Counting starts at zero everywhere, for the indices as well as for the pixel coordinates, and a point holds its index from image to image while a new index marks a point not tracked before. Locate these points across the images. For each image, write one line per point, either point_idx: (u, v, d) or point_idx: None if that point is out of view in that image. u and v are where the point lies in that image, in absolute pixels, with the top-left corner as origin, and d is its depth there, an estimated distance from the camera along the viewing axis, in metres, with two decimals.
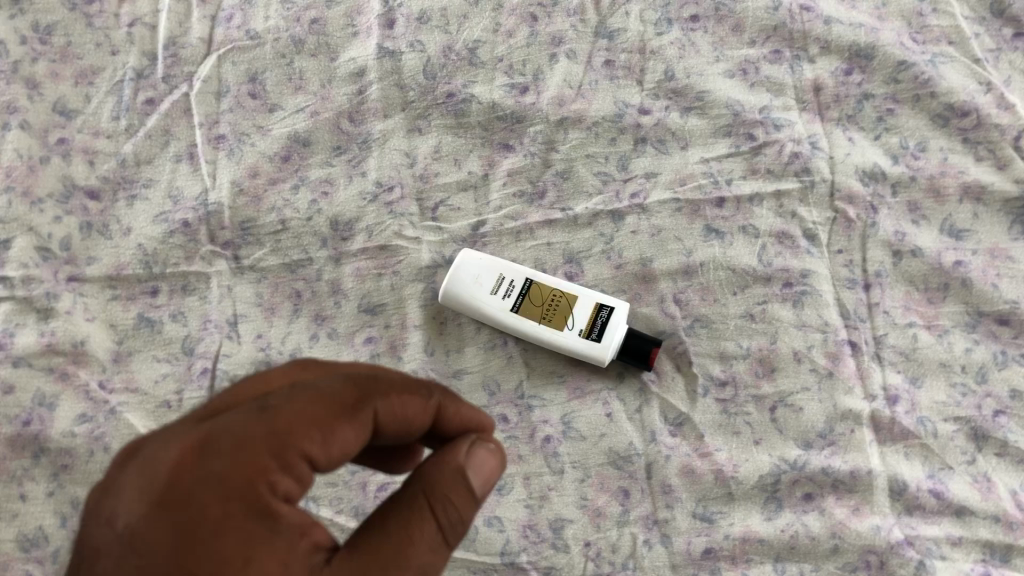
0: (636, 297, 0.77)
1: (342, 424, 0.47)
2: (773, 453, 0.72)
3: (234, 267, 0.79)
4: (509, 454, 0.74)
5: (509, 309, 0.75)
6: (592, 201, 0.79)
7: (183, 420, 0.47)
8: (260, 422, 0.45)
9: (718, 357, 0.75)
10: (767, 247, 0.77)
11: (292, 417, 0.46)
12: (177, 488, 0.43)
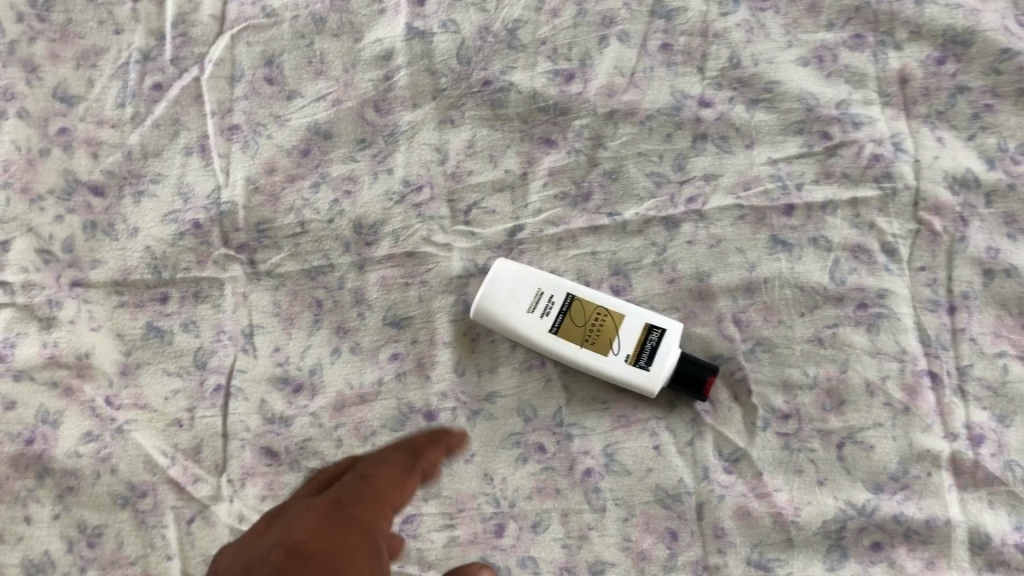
0: (690, 315, 0.69)
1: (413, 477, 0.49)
2: (839, 496, 0.65)
3: (249, 272, 0.73)
4: (546, 487, 0.68)
5: (547, 330, 0.68)
6: (643, 206, 0.71)
7: (292, 504, 0.48)
8: (363, 487, 0.47)
9: (781, 386, 0.67)
10: (839, 262, 0.68)
11: (385, 477, 0.48)
12: (319, 528, 0.43)
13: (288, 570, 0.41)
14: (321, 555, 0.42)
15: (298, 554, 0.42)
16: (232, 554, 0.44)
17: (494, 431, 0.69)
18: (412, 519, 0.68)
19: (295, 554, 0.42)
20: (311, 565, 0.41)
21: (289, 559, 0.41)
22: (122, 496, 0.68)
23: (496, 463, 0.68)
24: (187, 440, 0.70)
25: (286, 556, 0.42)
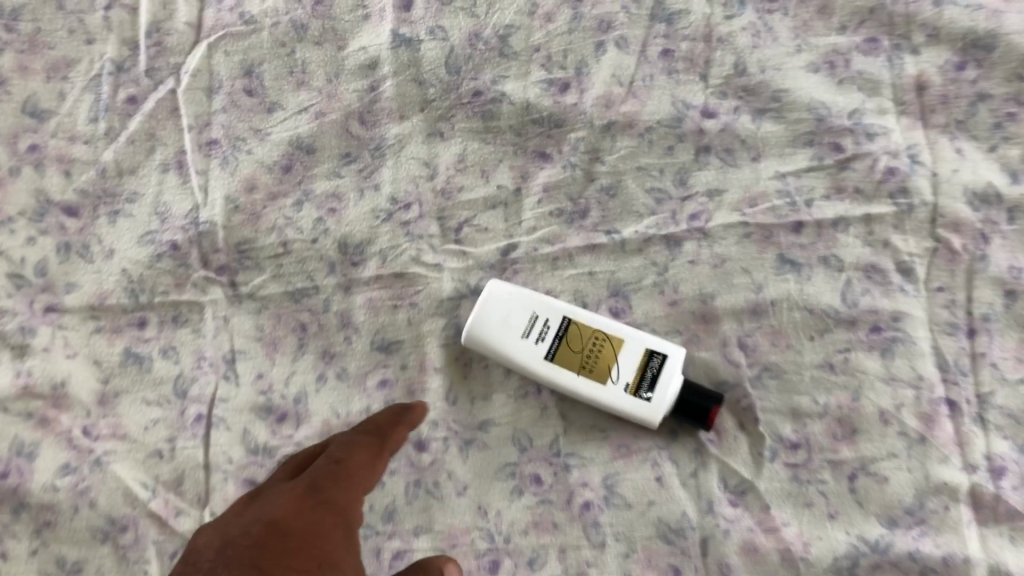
0: (693, 339, 0.65)
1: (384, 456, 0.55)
2: (851, 531, 0.61)
3: (231, 295, 0.69)
4: (542, 521, 0.64)
5: (543, 357, 0.64)
6: (642, 224, 0.67)
7: (267, 490, 0.53)
8: (338, 468, 0.53)
9: (790, 415, 0.64)
10: (852, 283, 0.64)
11: (359, 459, 0.54)
12: (296, 509, 0.49)
13: (264, 543, 0.47)
14: (295, 532, 0.48)
15: (275, 533, 0.48)
16: (213, 530, 0.50)
17: (488, 462, 0.66)
18: (402, 555, 0.64)
19: (271, 531, 0.48)
20: (287, 540, 0.47)
21: (271, 527, 0.48)
22: (102, 531, 0.64)
23: (489, 496, 0.65)
24: (167, 471, 0.66)
25: (269, 527, 0.48)
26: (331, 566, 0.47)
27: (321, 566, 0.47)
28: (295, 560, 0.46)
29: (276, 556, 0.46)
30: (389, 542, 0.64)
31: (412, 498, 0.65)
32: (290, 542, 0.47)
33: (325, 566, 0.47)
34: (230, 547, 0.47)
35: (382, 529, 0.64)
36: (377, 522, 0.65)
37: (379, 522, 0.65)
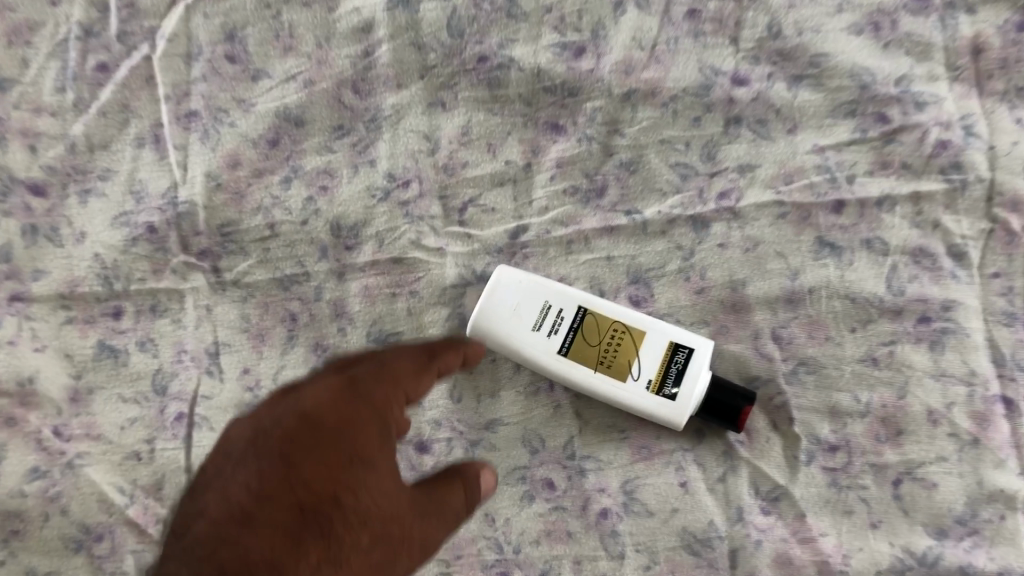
0: (722, 330, 0.60)
1: (430, 371, 0.51)
2: (896, 542, 0.56)
3: (213, 282, 0.63)
4: (556, 529, 0.59)
5: (556, 352, 0.58)
6: (665, 204, 0.61)
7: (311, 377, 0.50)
8: (378, 373, 0.48)
9: (829, 413, 0.58)
10: (898, 269, 0.58)
11: (403, 368, 0.49)
12: (332, 403, 0.45)
13: (297, 437, 0.43)
14: (324, 434, 0.43)
15: (306, 426, 0.44)
16: (249, 420, 0.47)
17: (496, 464, 0.60)
18: None
19: (305, 423, 0.44)
20: (314, 442, 0.43)
21: (302, 424, 0.44)
22: (76, 540, 0.59)
23: (498, 503, 0.60)
24: (146, 475, 0.60)
25: (302, 421, 0.44)
26: (364, 466, 0.43)
27: (350, 464, 0.43)
28: (324, 464, 0.42)
29: (302, 461, 0.42)
30: None
31: None
32: (317, 445, 0.43)
33: (356, 465, 0.43)
34: (258, 441, 0.44)
35: None
36: None
37: None
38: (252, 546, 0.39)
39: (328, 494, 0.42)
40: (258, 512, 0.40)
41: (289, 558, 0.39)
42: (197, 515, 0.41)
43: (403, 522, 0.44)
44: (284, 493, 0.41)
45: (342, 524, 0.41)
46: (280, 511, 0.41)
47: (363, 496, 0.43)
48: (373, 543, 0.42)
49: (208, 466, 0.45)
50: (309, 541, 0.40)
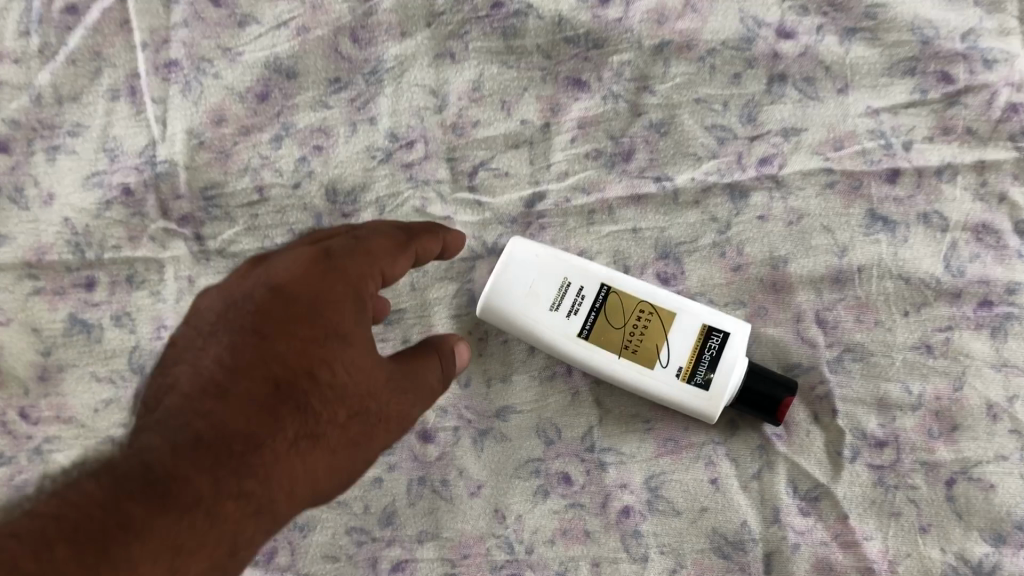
0: (759, 312, 0.54)
1: (407, 252, 0.46)
2: (947, 548, 0.50)
3: (196, 251, 0.57)
4: (573, 528, 0.53)
5: (576, 335, 0.52)
6: (699, 170, 0.55)
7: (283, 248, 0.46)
8: (354, 244, 0.44)
9: (877, 405, 0.52)
10: (957, 247, 0.52)
11: (377, 245, 0.45)
12: (303, 275, 0.42)
13: (269, 311, 0.41)
14: (295, 307, 0.41)
15: (279, 300, 0.41)
16: (216, 290, 0.44)
17: (507, 456, 0.55)
18: (403, 566, 0.54)
19: (276, 298, 0.41)
20: (287, 318, 0.41)
21: (274, 296, 0.41)
22: None
23: (509, 498, 0.54)
24: None
25: (272, 295, 0.41)
26: (343, 342, 0.41)
27: (326, 340, 0.41)
28: (297, 339, 0.40)
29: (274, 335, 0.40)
30: (389, 550, 0.54)
31: (415, 498, 0.55)
32: (290, 319, 0.41)
33: (332, 340, 0.41)
34: (229, 313, 0.42)
35: (379, 535, 0.54)
36: (375, 526, 0.55)
37: (377, 526, 0.55)
38: (228, 416, 0.38)
39: (304, 371, 0.40)
40: (233, 387, 0.39)
41: (265, 434, 0.38)
42: (170, 383, 0.40)
43: (379, 398, 0.41)
44: (259, 367, 0.39)
45: (318, 401, 0.40)
46: (254, 385, 0.39)
47: (340, 371, 0.40)
48: (350, 420, 0.40)
49: (179, 335, 0.43)
50: (285, 415, 0.39)
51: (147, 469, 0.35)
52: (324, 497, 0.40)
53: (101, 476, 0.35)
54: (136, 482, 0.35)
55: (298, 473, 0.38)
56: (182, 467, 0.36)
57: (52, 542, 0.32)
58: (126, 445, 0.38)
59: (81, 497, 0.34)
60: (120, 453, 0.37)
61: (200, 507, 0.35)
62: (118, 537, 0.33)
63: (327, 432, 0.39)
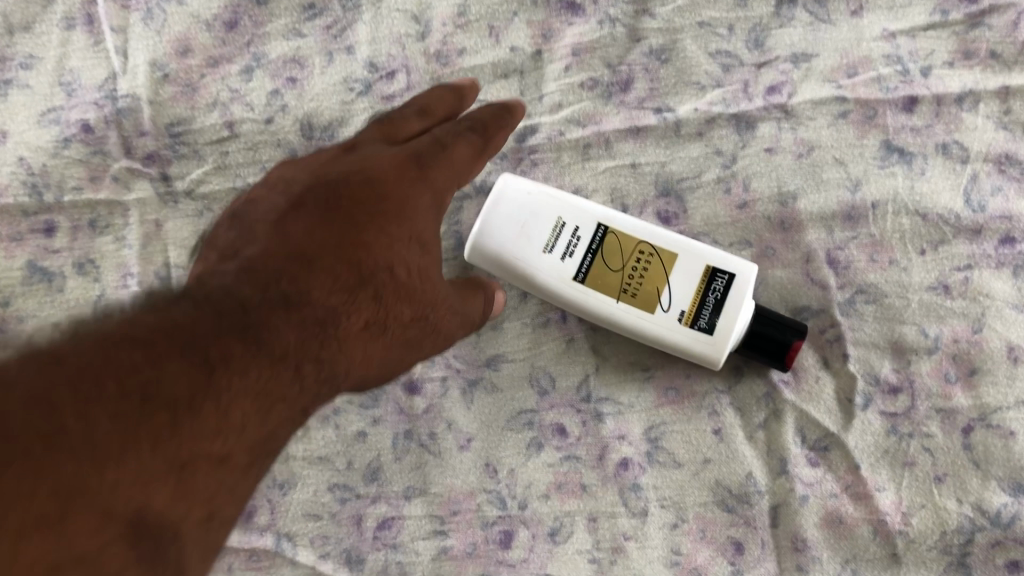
0: (767, 252, 0.51)
1: (484, 158, 0.44)
2: (965, 499, 0.47)
3: (162, 192, 0.53)
4: (568, 482, 0.50)
5: (571, 278, 0.49)
6: (703, 99, 0.52)
7: (371, 133, 0.45)
8: (442, 148, 0.43)
9: (890, 349, 0.49)
10: (979, 180, 0.49)
11: (460, 157, 0.43)
12: (395, 175, 0.41)
13: (358, 197, 0.39)
14: (386, 203, 0.40)
15: (371, 191, 0.40)
16: (305, 167, 0.43)
17: (498, 407, 0.52)
18: (390, 524, 0.51)
19: (368, 187, 0.40)
20: (375, 212, 0.39)
21: (364, 184, 0.40)
22: None
23: (500, 451, 0.51)
24: None
25: (364, 182, 0.40)
26: (420, 247, 0.41)
27: (409, 243, 0.40)
28: (383, 231, 0.39)
29: (362, 223, 0.39)
30: (373, 507, 0.51)
31: (401, 453, 0.51)
32: (378, 210, 0.39)
33: (413, 244, 0.40)
34: (319, 191, 0.40)
35: (364, 491, 0.51)
36: (359, 482, 0.51)
37: (361, 482, 0.51)
38: (317, 286, 0.36)
39: (385, 265, 0.39)
40: (318, 261, 0.37)
41: (346, 311, 0.37)
42: (254, 240, 0.38)
43: (438, 311, 0.42)
44: (345, 250, 0.38)
45: (390, 295, 0.39)
46: (339, 266, 0.37)
47: (413, 275, 0.40)
48: (411, 321, 0.41)
49: (262, 199, 0.41)
50: (365, 299, 0.38)
51: (246, 312, 0.33)
52: (364, 380, 0.40)
53: (200, 306, 0.32)
54: (236, 322, 0.32)
55: (361, 356, 0.38)
56: (274, 321, 0.34)
57: (163, 359, 0.29)
58: (210, 279, 0.35)
59: (183, 322, 0.31)
60: (210, 285, 0.34)
61: (288, 361, 0.34)
62: (221, 371, 0.31)
63: (392, 329, 0.39)
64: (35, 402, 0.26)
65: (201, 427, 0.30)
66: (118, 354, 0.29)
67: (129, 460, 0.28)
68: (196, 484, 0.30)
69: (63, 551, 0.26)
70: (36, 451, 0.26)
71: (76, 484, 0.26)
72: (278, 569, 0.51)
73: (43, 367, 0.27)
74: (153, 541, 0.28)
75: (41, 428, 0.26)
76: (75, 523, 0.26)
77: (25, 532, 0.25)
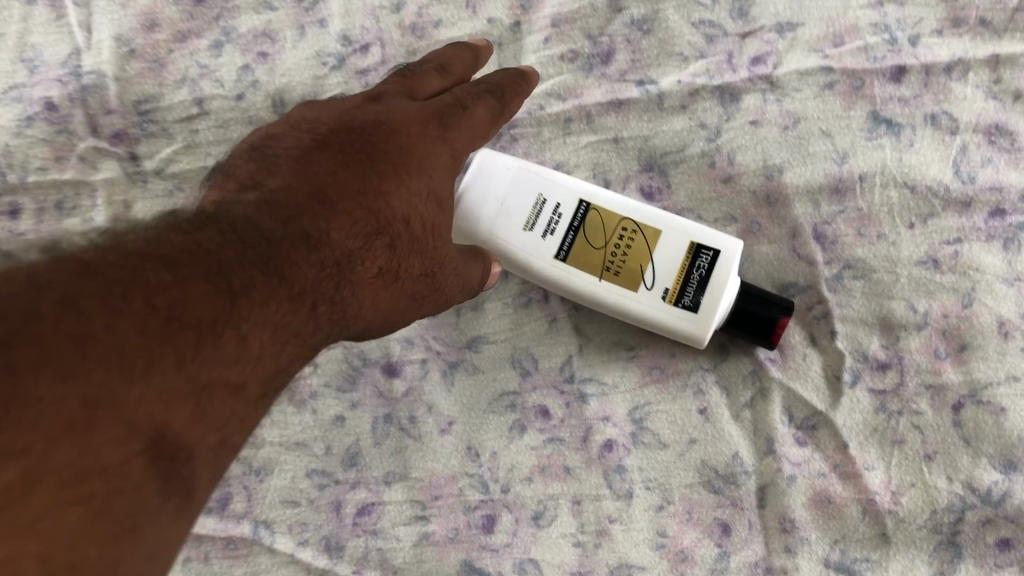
0: (752, 227, 0.50)
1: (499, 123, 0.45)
2: (955, 477, 0.46)
3: (131, 172, 0.51)
4: (552, 465, 0.49)
5: (553, 256, 0.47)
6: (686, 71, 0.50)
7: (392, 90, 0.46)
8: (461, 113, 0.43)
9: (879, 325, 0.48)
10: (968, 151, 0.48)
11: (479, 119, 0.44)
12: (417, 134, 0.42)
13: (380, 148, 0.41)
14: (406, 156, 0.41)
15: (393, 144, 0.41)
16: (328, 111, 0.44)
17: (479, 389, 0.50)
18: (370, 510, 0.49)
19: (391, 140, 0.41)
20: (397, 162, 0.40)
21: (388, 137, 0.41)
22: None
23: (482, 434, 0.50)
24: None
25: (388, 135, 0.41)
26: (435, 204, 0.42)
27: (427, 199, 0.41)
28: (403, 181, 0.40)
29: (383, 174, 0.40)
30: (353, 493, 0.50)
31: (380, 437, 0.50)
32: (399, 162, 0.40)
33: (429, 199, 0.41)
34: (344, 137, 0.41)
35: (343, 477, 0.50)
36: (337, 468, 0.50)
37: (340, 468, 0.50)
38: (336, 226, 0.37)
39: (402, 216, 0.40)
40: (338, 202, 0.38)
41: (361, 256, 0.38)
42: (275, 172, 0.38)
43: (446, 269, 0.42)
44: (366, 195, 0.39)
45: (403, 247, 0.40)
46: (359, 211, 0.38)
47: (427, 230, 0.41)
48: (419, 276, 0.41)
49: (283, 136, 0.42)
50: (380, 245, 0.39)
51: (269, 245, 0.34)
52: (366, 332, 0.41)
53: (224, 234, 0.33)
54: (259, 254, 0.33)
55: (369, 302, 0.39)
56: (296, 257, 0.34)
57: (187, 281, 0.30)
58: (230, 207, 0.36)
59: (207, 248, 0.32)
60: (233, 213, 0.35)
61: (305, 297, 0.34)
62: (243, 300, 0.31)
63: (401, 281, 0.40)
64: (67, 308, 0.26)
65: (221, 352, 0.30)
66: (143, 273, 0.29)
67: (154, 375, 0.28)
68: (214, 409, 0.30)
69: (90, 460, 0.25)
70: (68, 357, 0.26)
71: (105, 396, 0.26)
72: (257, 557, 0.49)
73: (74, 276, 0.28)
74: (168, 457, 0.28)
75: (75, 332, 0.26)
76: (103, 432, 0.26)
77: (55, 438, 0.25)
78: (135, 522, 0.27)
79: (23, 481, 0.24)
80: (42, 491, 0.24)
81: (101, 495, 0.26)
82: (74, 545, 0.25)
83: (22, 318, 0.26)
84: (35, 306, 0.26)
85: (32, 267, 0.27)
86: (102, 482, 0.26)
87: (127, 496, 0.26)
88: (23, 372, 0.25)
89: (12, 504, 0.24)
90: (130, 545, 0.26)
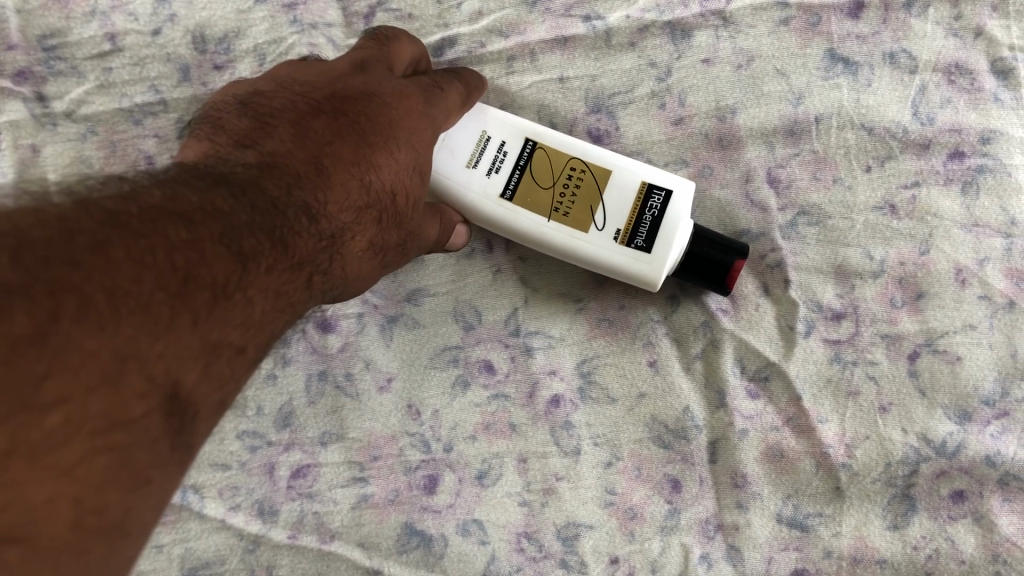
0: (704, 171, 0.47)
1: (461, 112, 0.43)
2: (910, 428, 0.45)
3: (38, 113, 0.47)
4: (496, 422, 0.47)
5: (497, 195, 0.44)
6: (636, 6, 0.48)
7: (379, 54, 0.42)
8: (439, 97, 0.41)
9: (833, 273, 0.46)
10: (927, 91, 0.46)
11: (451, 102, 0.42)
12: (407, 110, 0.39)
13: (376, 118, 0.38)
14: (399, 133, 0.39)
15: (387, 115, 0.39)
16: (317, 68, 0.40)
17: (420, 344, 0.48)
18: (305, 472, 0.46)
19: (386, 113, 0.39)
20: (388, 134, 0.38)
21: (383, 109, 0.39)
22: None
23: (422, 392, 0.47)
24: None
25: (382, 106, 0.39)
26: (419, 177, 0.40)
27: (414, 177, 0.40)
28: (394, 156, 0.38)
29: (375, 147, 0.38)
30: (286, 456, 0.46)
31: (315, 396, 0.47)
32: (393, 137, 0.38)
33: (416, 176, 0.40)
34: (337, 101, 0.38)
35: (276, 439, 0.47)
36: (270, 429, 0.47)
37: (272, 429, 0.47)
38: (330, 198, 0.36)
39: (389, 192, 0.38)
40: (333, 173, 0.36)
41: (351, 229, 0.37)
42: (270, 134, 0.36)
43: (416, 241, 0.41)
44: (360, 165, 0.37)
45: (390, 220, 0.39)
46: (354, 181, 0.37)
47: (411, 205, 0.40)
48: (395, 248, 0.40)
49: (272, 94, 0.39)
50: (368, 221, 0.38)
51: (276, 212, 0.33)
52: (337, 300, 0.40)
53: (235, 195, 0.32)
54: (268, 221, 0.32)
55: (347, 272, 0.38)
56: (299, 225, 0.34)
57: (201, 242, 0.29)
58: (230, 164, 0.34)
59: (221, 210, 0.31)
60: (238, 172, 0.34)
61: (303, 266, 0.34)
62: (253, 265, 0.31)
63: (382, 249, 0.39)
64: (98, 257, 0.26)
65: (231, 314, 0.30)
66: (163, 228, 0.28)
67: (174, 331, 0.27)
68: (218, 370, 0.29)
69: (116, 412, 0.25)
70: (102, 306, 0.25)
71: (134, 350, 0.26)
72: (183, 524, 0.46)
73: (101, 225, 0.27)
74: (179, 415, 0.28)
75: (110, 283, 0.26)
76: (129, 386, 0.26)
77: (93, 388, 0.25)
78: (147, 476, 0.27)
79: (64, 429, 0.24)
80: (80, 440, 0.24)
81: (125, 447, 0.26)
82: (97, 492, 0.25)
83: (61, 265, 0.25)
84: (70, 251, 0.25)
85: (60, 210, 0.27)
86: (126, 434, 0.26)
87: (145, 448, 0.27)
88: (67, 323, 0.24)
89: (54, 448, 0.24)
90: (142, 496, 0.27)
